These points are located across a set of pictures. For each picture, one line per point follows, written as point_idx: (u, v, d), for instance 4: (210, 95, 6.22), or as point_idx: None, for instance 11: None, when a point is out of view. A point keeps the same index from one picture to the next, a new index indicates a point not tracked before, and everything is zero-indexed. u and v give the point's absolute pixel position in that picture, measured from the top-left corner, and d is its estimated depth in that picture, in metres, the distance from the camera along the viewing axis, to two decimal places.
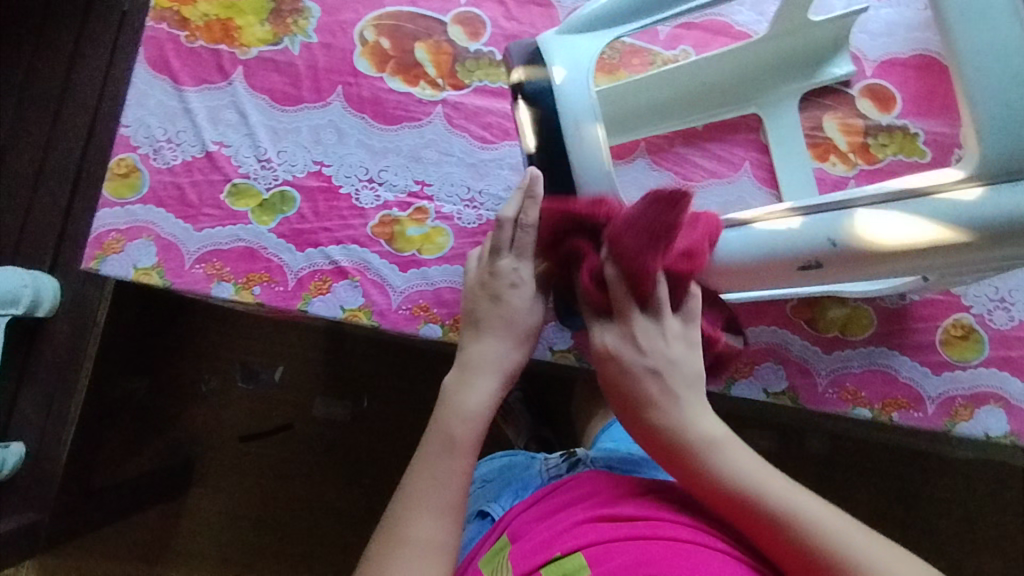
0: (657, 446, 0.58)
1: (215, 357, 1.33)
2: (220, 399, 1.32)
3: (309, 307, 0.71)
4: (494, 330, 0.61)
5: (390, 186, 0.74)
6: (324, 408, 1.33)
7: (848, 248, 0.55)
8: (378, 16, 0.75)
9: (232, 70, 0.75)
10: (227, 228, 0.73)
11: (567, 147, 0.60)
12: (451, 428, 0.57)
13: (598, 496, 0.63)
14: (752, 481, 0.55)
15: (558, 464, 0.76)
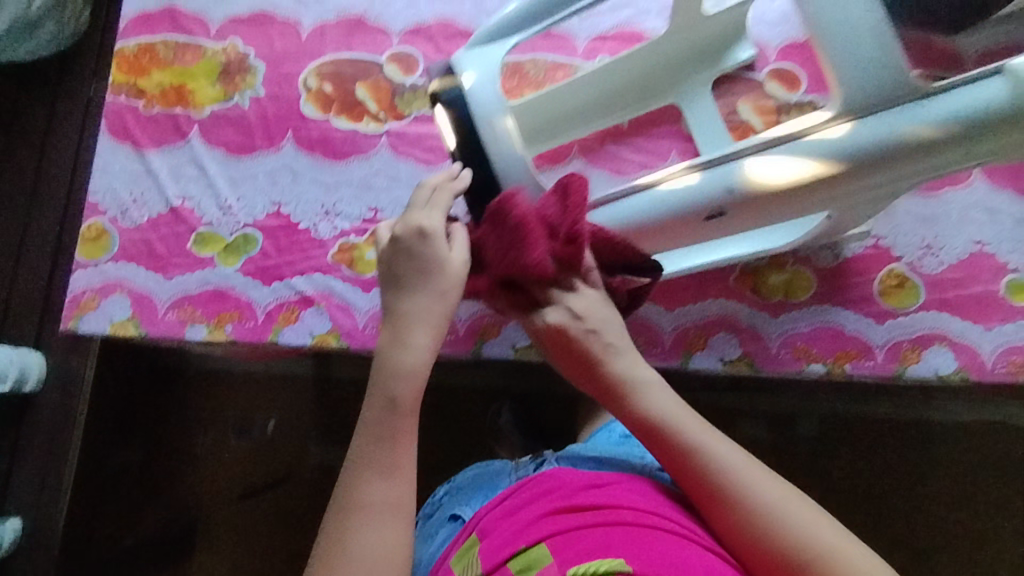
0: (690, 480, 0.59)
1: (208, 416, 1.32)
2: (217, 457, 1.32)
3: (280, 338, 0.75)
4: (422, 282, 0.60)
5: (346, 216, 0.78)
6: (319, 453, 1.32)
7: (743, 193, 0.60)
8: (319, 65, 0.82)
9: (188, 130, 0.80)
10: (196, 273, 0.77)
11: (486, 146, 0.63)
12: (389, 393, 0.58)
13: (561, 490, 0.63)
14: (680, 424, 0.60)
15: (526, 467, 0.76)
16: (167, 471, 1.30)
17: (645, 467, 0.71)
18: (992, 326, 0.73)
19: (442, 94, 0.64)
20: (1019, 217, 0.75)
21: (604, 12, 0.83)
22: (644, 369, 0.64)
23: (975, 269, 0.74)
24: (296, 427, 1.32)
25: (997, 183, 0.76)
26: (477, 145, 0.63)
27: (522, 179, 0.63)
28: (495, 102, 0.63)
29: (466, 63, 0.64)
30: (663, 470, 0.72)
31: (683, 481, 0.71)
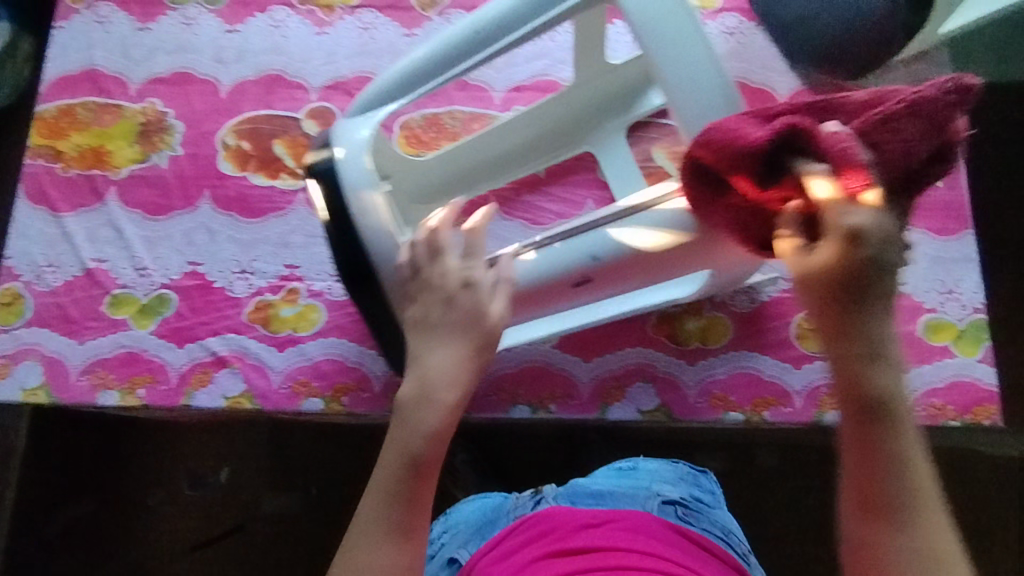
0: (852, 402, 0.45)
1: (158, 468, 1.23)
2: (168, 510, 1.22)
3: (193, 401, 0.74)
4: (451, 337, 0.55)
5: (262, 274, 0.78)
6: (272, 503, 1.21)
7: (608, 261, 0.60)
8: (237, 122, 0.82)
9: (105, 191, 0.80)
10: (109, 337, 0.76)
11: (350, 213, 0.61)
12: (402, 460, 0.51)
13: (557, 531, 0.64)
14: (904, 411, 0.45)
15: (526, 503, 0.75)
16: (120, 527, 1.21)
17: (644, 502, 0.73)
18: (910, 368, 0.72)
19: (313, 164, 0.62)
20: (935, 256, 0.75)
21: (521, 62, 0.83)
22: (896, 339, 0.46)
23: (892, 310, 0.74)
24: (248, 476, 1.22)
25: (913, 222, 0.76)
26: (345, 211, 0.61)
27: (387, 249, 0.60)
28: (358, 167, 0.61)
29: (341, 128, 0.63)
30: (661, 504, 0.73)
31: (687, 519, 0.71)
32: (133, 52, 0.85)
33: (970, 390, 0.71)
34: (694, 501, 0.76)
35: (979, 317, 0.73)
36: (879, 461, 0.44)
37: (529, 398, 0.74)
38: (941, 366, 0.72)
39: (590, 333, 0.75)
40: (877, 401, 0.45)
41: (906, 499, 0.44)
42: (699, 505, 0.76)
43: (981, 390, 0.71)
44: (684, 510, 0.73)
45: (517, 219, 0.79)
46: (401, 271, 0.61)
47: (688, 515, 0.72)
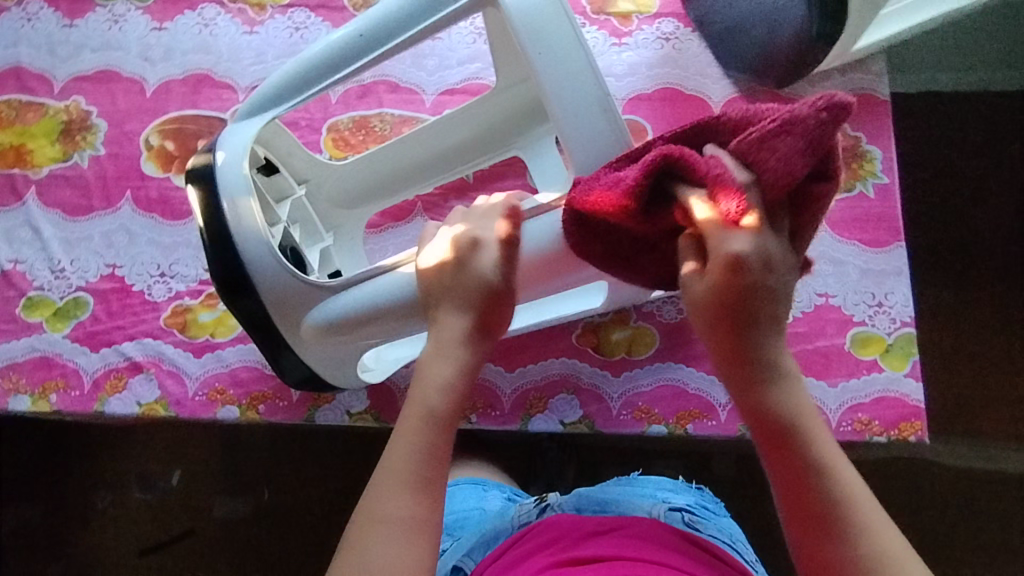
0: (769, 429, 0.44)
1: (107, 469, 1.14)
2: (117, 515, 1.13)
3: (106, 407, 0.72)
4: (454, 306, 0.51)
5: (181, 277, 0.76)
6: (224, 505, 1.12)
7: None
8: (162, 122, 0.81)
9: (25, 191, 0.79)
10: (22, 340, 0.74)
11: (224, 220, 0.59)
12: (411, 435, 0.47)
13: (563, 541, 0.59)
14: (810, 423, 0.44)
15: (529, 509, 0.68)
16: (63, 533, 1.13)
17: (649, 507, 0.68)
18: (838, 382, 0.71)
19: (194, 174, 0.61)
20: (865, 268, 0.74)
21: (453, 65, 0.82)
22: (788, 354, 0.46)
23: (821, 322, 0.72)
24: (197, 480, 1.13)
25: (844, 234, 0.75)
26: (218, 219, 0.59)
27: (260, 260, 0.58)
28: (236, 176, 0.59)
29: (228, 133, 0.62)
30: (667, 510, 0.68)
31: (696, 527, 0.66)
32: (59, 49, 0.83)
33: (899, 406, 0.70)
34: (701, 508, 0.70)
35: (908, 330, 0.72)
36: (795, 470, 0.43)
37: None
38: (869, 381, 0.70)
39: (512, 342, 0.73)
40: (784, 414, 0.44)
41: (834, 493, 0.42)
42: (706, 513, 0.70)
43: (909, 406, 0.70)
44: (692, 516, 0.68)
45: None
46: (272, 281, 0.59)
47: (696, 521, 0.67)
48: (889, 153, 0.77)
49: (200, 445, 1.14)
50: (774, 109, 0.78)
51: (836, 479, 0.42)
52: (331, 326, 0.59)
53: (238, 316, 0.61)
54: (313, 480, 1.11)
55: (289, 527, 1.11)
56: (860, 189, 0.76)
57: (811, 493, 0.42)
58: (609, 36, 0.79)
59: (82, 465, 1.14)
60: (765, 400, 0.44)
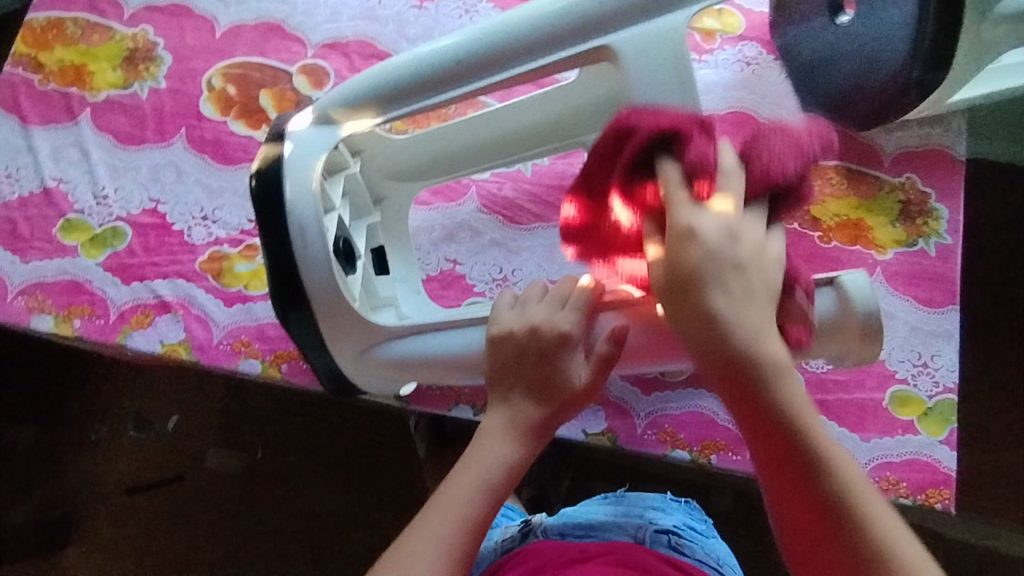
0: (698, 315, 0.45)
1: (107, 403, 1.13)
2: (110, 451, 1.12)
3: (128, 341, 0.71)
4: (518, 397, 0.54)
5: (223, 224, 0.75)
6: (217, 458, 1.11)
7: None
8: (227, 65, 0.79)
9: (80, 111, 0.77)
10: (55, 261, 0.73)
11: (284, 194, 0.58)
12: (459, 500, 0.49)
13: (541, 570, 0.56)
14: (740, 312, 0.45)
15: (513, 535, 0.67)
16: (54, 460, 1.11)
17: (635, 531, 0.64)
18: (870, 437, 0.69)
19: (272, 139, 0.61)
20: (915, 326, 0.72)
21: None
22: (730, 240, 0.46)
23: (861, 374, 0.71)
24: (195, 428, 1.12)
25: (899, 288, 0.73)
26: (277, 187, 0.58)
27: (307, 235, 0.57)
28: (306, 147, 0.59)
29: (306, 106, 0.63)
30: (654, 533, 0.64)
31: (683, 552, 0.62)
32: None
33: (929, 471, 0.68)
34: (689, 528, 0.66)
35: (949, 396, 0.70)
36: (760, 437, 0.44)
37: (472, 400, 0.71)
38: (902, 442, 0.69)
39: None
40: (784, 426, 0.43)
41: (841, 507, 0.42)
42: (697, 534, 0.66)
43: (939, 473, 0.68)
44: (680, 539, 0.64)
45: (494, 214, 0.76)
46: (318, 269, 0.57)
47: (684, 544, 0.63)
48: (957, 214, 0.75)
49: (203, 394, 1.13)
50: (846, 151, 0.76)
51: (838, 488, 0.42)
52: (396, 359, 0.61)
53: (274, 295, 0.59)
54: (311, 447, 1.09)
55: (279, 489, 1.09)
56: (922, 246, 0.74)
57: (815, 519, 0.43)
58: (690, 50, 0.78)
59: (85, 395, 1.13)
60: (761, 410, 0.44)
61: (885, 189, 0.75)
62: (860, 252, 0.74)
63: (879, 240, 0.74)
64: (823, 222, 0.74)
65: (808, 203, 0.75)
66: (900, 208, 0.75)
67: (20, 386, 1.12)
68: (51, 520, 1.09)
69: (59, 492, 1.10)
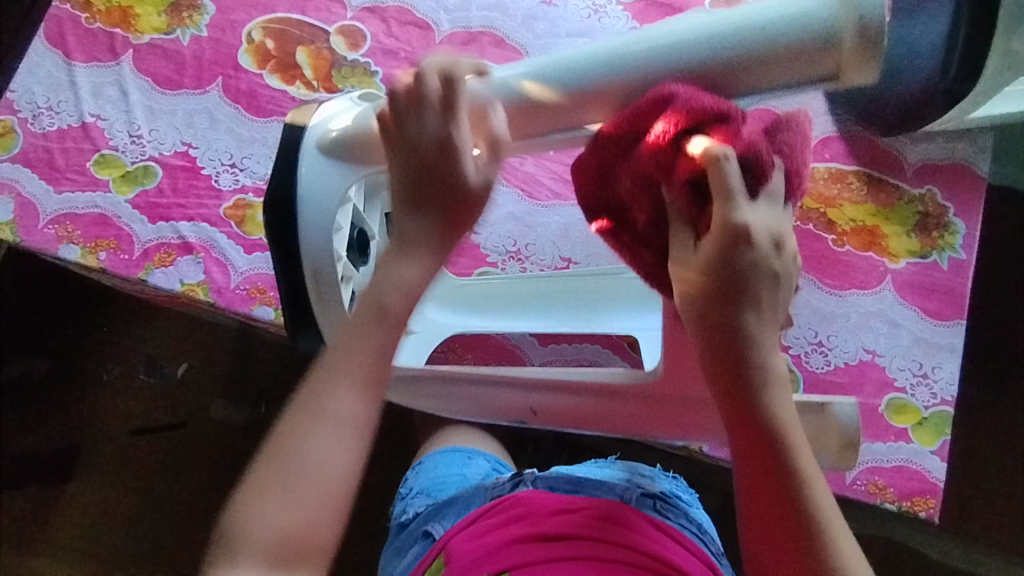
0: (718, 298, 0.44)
1: (122, 343, 1.16)
2: (120, 389, 1.15)
3: (149, 277, 0.73)
4: (413, 249, 0.49)
5: (251, 173, 0.77)
6: (222, 408, 1.13)
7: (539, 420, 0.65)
8: (267, 20, 0.81)
9: (122, 52, 0.80)
10: (86, 194, 0.75)
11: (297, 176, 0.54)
12: (356, 355, 0.46)
13: (529, 517, 0.59)
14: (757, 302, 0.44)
15: (503, 485, 0.69)
16: (66, 393, 1.15)
17: (622, 493, 0.66)
18: (862, 441, 0.70)
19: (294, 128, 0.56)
20: (918, 336, 0.72)
21: (562, 35, 0.82)
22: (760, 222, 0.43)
23: (861, 378, 0.71)
24: (205, 376, 1.15)
25: (907, 298, 0.73)
26: (291, 175, 0.55)
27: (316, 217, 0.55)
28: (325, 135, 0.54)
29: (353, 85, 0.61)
30: (640, 496, 0.66)
31: (666, 516, 0.65)
32: None
33: (917, 479, 0.69)
34: (676, 497, 0.69)
35: (945, 409, 0.70)
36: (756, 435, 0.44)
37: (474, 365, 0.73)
38: (893, 448, 0.70)
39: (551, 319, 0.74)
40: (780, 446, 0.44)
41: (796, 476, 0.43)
42: (681, 503, 0.69)
43: (928, 483, 0.68)
44: (664, 505, 0.67)
45: (511, 185, 0.76)
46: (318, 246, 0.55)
47: (666, 509, 0.66)
48: (973, 230, 0.75)
49: (215, 344, 1.16)
50: (868, 157, 0.76)
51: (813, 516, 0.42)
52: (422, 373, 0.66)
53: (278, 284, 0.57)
54: None
55: None
56: (935, 258, 0.74)
57: (792, 543, 0.42)
58: None
59: (101, 334, 1.16)
60: (755, 423, 0.44)
61: (903, 199, 0.76)
62: (872, 259, 0.74)
63: (892, 248, 0.74)
64: (838, 225, 0.75)
65: (825, 205, 0.76)
66: (917, 219, 0.75)
67: (39, 318, 1.16)
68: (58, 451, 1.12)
69: (69, 425, 1.14)
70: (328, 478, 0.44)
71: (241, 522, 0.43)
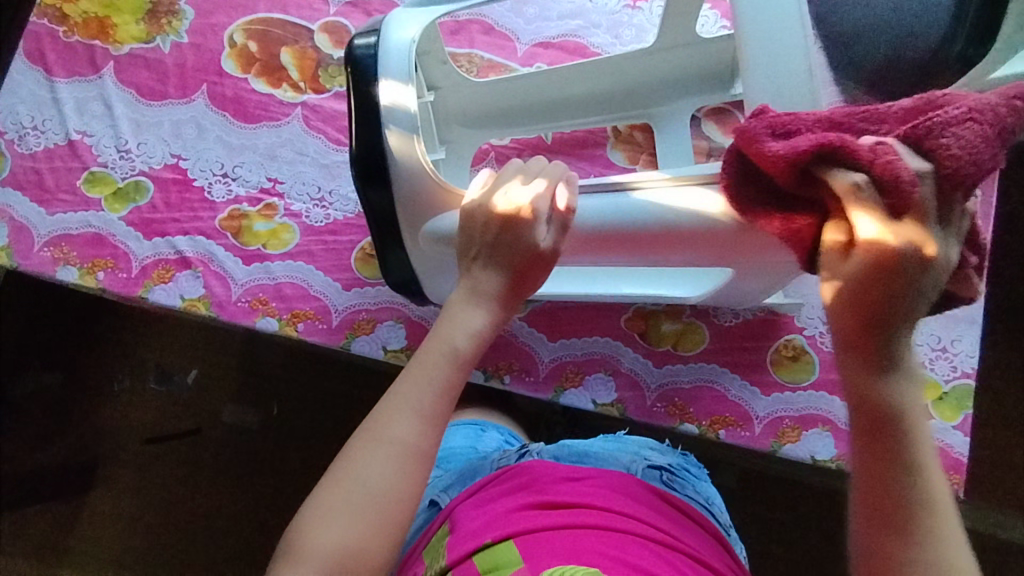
0: (868, 422, 0.41)
1: (131, 354, 1.16)
2: (132, 400, 1.15)
3: (149, 295, 0.72)
4: (500, 264, 0.50)
5: (243, 182, 0.75)
6: (234, 412, 1.13)
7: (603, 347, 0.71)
8: (249, 21, 0.79)
9: (103, 64, 0.78)
10: (79, 213, 0.74)
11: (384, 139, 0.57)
12: (428, 384, 0.46)
13: (532, 485, 0.56)
14: (921, 430, 0.40)
15: (509, 456, 0.66)
16: (78, 408, 1.15)
17: (628, 463, 0.64)
18: None
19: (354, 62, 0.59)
20: None
21: (554, 18, 0.79)
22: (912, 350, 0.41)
23: None
24: (215, 383, 1.14)
25: None
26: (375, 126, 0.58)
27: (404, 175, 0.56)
28: (417, 143, 0.56)
29: (396, 30, 0.58)
30: (646, 468, 0.64)
31: (673, 487, 0.62)
32: None
33: (940, 455, 0.67)
34: (682, 469, 0.67)
35: (967, 382, 0.69)
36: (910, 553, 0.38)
37: (484, 365, 0.71)
38: None
39: (559, 317, 0.72)
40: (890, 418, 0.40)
41: None
42: (686, 475, 0.66)
43: (951, 458, 0.67)
44: (670, 477, 0.64)
45: None
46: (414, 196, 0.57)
47: (674, 482, 0.64)
48: (989, 195, 0.72)
49: (219, 348, 1.15)
50: None
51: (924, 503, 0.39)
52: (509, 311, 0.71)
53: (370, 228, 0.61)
54: (325, 409, 1.11)
55: (295, 448, 1.11)
56: None
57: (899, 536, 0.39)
58: (721, 17, 0.75)
59: (107, 348, 1.16)
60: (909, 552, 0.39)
61: None
62: None
63: None
64: None
65: None
66: None
67: (50, 334, 1.15)
68: (78, 465, 1.13)
69: (84, 439, 1.14)
70: (386, 506, 0.43)
71: (301, 551, 0.42)
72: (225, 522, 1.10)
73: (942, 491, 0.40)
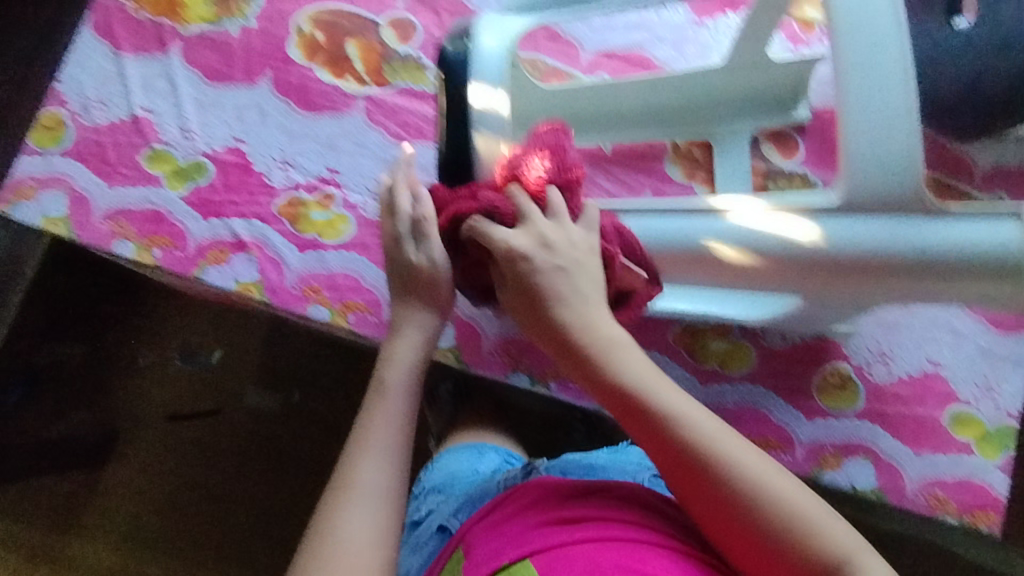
0: (616, 404, 0.46)
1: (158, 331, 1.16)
2: (157, 377, 1.16)
3: (204, 276, 0.73)
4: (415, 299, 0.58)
5: (302, 170, 0.76)
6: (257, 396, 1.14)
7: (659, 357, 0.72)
8: (317, 10, 0.79)
9: (170, 42, 0.78)
10: (139, 189, 0.75)
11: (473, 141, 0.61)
12: (387, 425, 0.52)
13: (544, 502, 0.54)
14: (651, 391, 0.46)
15: (515, 474, 0.64)
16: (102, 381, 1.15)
17: None
18: (922, 453, 0.69)
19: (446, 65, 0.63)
20: (983, 347, 0.70)
21: (619, 29, 0.79)
22: (596, 312, 0.48)
23: (923, 390, 0.70)
24: (241, 363, 1.15)
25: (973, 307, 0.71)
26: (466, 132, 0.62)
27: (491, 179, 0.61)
28: (503, 146, 0.61)
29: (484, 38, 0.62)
30: None
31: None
32: None
33: (977, 493, 0.68)
34: None
35: (1010, 423, 0.69)
36: (711, 498, 0.43)
37: (530, 369, 0.71)
38: (955, 461, 0.68)
39: None
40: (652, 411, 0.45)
41: (762, 509, 0.42)
42: None
43: (989, 496, 0.68)
44: None
45: None
46: None
47: None
48: None
49: (243, 330, 1.15)
50: None
51: (740, 484, 0.43)
52: None
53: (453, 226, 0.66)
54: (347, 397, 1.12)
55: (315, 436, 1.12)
56: None
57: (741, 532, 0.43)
58: (786, 40, 0.76)
59: (135, 322, 1.15)
60: (717, 496, 0.43)
61: None
62: None
63: None
64: None
65: None
66: None
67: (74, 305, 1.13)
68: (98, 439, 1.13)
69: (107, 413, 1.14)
70: (370, 545, 0.46)
71: None
72: (244, 502, 1.11)
73: (712, 425, 0.45)
